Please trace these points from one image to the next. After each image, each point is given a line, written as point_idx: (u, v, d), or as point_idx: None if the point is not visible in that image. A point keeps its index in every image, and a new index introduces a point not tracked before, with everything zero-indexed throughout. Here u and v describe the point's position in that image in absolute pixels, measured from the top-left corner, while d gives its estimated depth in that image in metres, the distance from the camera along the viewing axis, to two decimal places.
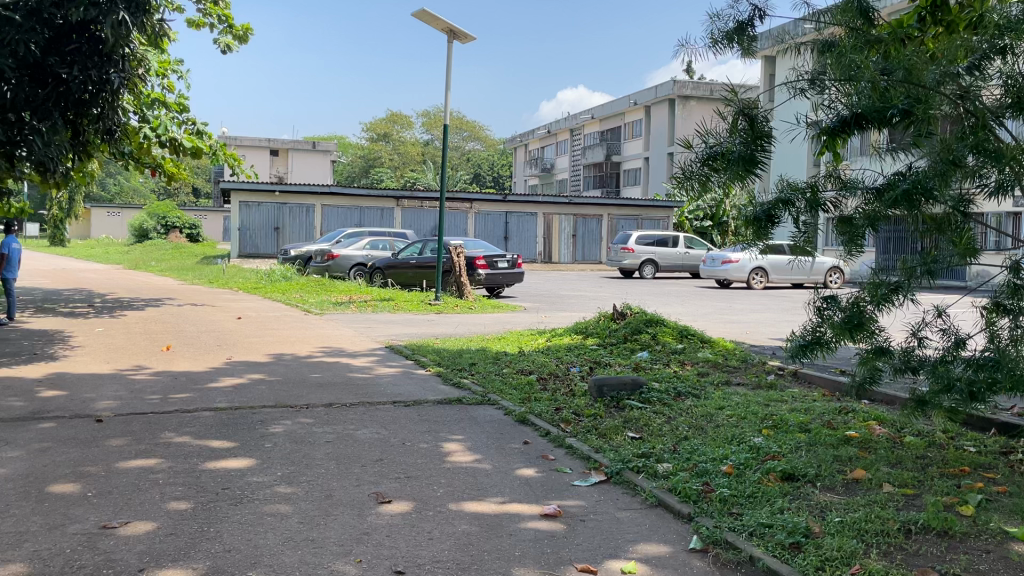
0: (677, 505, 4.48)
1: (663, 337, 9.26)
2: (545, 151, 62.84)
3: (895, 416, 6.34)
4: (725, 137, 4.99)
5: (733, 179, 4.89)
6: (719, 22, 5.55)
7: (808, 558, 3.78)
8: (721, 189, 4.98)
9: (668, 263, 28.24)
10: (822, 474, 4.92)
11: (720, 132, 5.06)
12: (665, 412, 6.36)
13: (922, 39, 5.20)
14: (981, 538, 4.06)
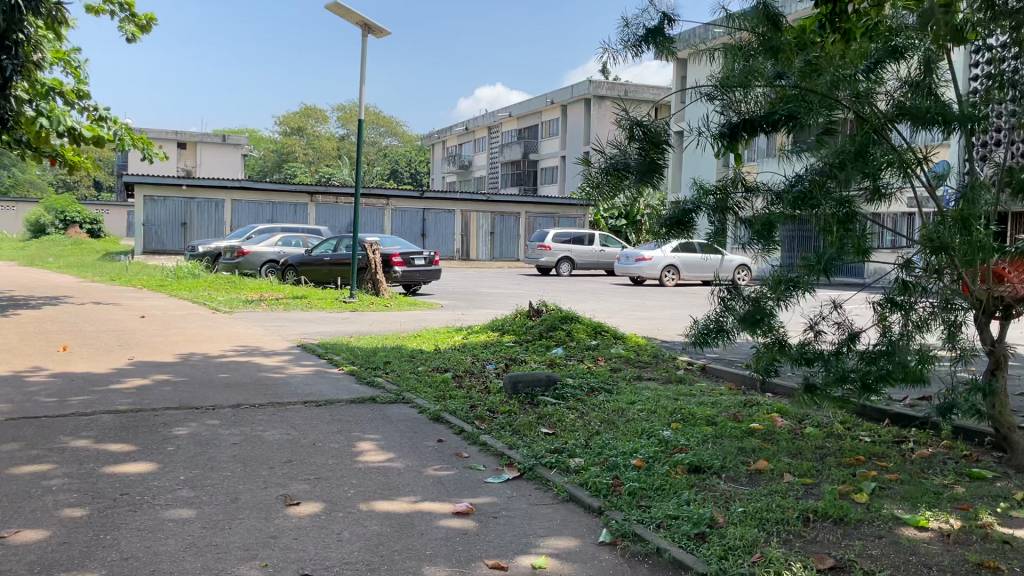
0: (588, 499, 4.54)
1: (577, 333, 9.35)
2: (463, 148, 62.77)
3: (797, 408, 6.60)
4: (626, 148, 5.23)
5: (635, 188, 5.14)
6: (629, 29, 5.80)
7: (711, 548, 3.88)
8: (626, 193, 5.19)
9: (584, 261, 28.61)
10: (727, 466, 5.07)
11: (617, 144, 5.32)
12: (578, 408, 6.44)
13: (824, 44, 5.49)
14: (873, 524, 4.25)
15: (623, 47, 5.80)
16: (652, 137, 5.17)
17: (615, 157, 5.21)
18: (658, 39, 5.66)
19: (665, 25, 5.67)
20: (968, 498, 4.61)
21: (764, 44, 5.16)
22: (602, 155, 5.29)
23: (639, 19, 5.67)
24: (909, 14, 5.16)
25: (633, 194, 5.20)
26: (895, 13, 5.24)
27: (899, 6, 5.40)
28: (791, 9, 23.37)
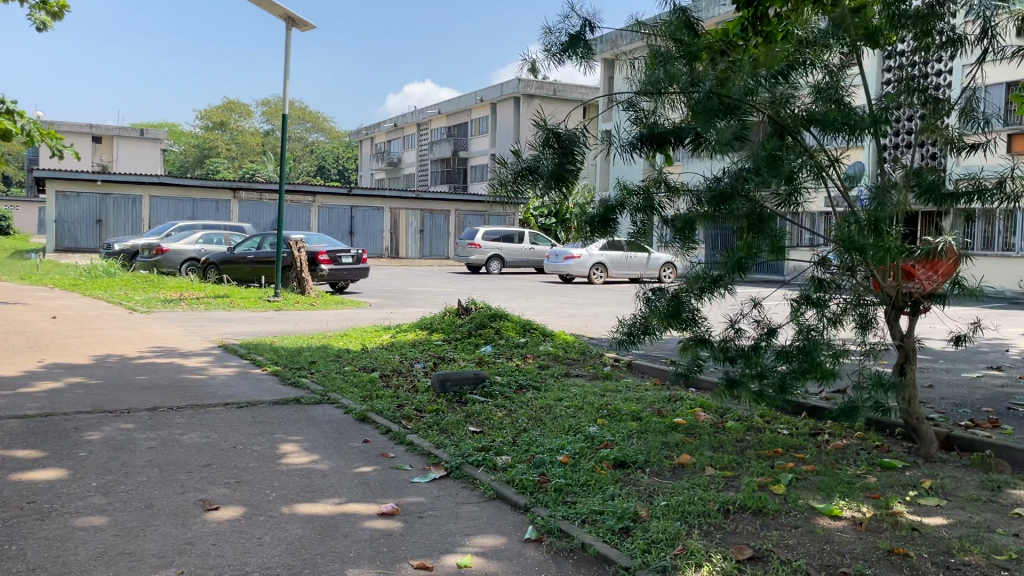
0: (514, 497, 4.56)
1: (506, 331, 9.37)
2: (392, 145, 62.27)
3: (718, 402, 6.76)
4: (540, 153, 5.33)
5: (548, 192, 5.26)
6: (552, 36, 5.93)
7: (635, 542, 3.93)
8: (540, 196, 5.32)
9: (514, 259, 28.72)
10: (651, 460, 5.15)
11: (532, 150, 5.42)
12: (506, 406, 6.45)
13: (744, 48, 5.64)
14: (790, 515, 4.38)
15: (546, 55, 5.95)
16: (568, 142, 5.28)
17: (531, 163, 5.30)
18: (579, 47, 5.79)
19: (586, 31, 5.78)
20: (880, 487, 4.79)
21: (680, 51, 5.31)
22: (517, 161, 5.39)
23: (561, 26, 5.80)
24: (821, 21, 5.34)
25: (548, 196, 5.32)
26: (809, 19, 5.41)
27: (811, 13, 5.60)
28: (712, 13, 23.97)
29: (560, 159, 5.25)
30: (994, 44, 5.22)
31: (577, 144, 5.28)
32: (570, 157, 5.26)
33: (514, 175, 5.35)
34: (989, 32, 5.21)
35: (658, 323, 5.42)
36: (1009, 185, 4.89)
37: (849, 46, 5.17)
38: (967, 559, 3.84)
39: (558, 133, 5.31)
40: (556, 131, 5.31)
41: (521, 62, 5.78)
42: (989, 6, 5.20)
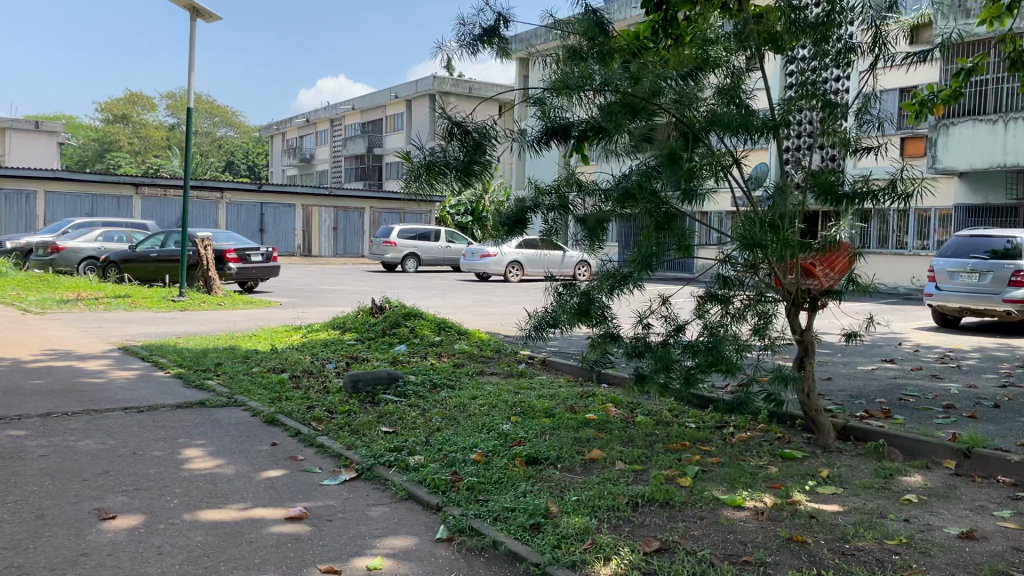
0: (426, 496, 4.53)
1: (421, 329, 9.32)
2: (304, 141, 61.08)
3: (629, 397, 6.89)
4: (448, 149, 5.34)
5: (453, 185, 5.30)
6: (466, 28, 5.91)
7: (546, 538, 3.96)
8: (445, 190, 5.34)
9: (429, 257, 28.59)
10: (563, 456, 5.21)
11: (440, 145, 5.43)
12: (419, 405, 6.41)
13: (655, 49, 5.76)
14: (696, 506, 4.49)
15: (460, 45, 5.92)
16: (476, 136, 5.34)
17: (437, 154, 5.32)
18: (493, 42, 5.81)
19: (501, 25, 5.80)
20: (781, 476, 4.97)
21: (591, 50, 5.41)
22: (422, 152, 5.39)
23: (476, 18, 5.79)
24: (727, 25, 5.49)
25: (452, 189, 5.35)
26: (715, 23, 5.57)
27: (716, 18, 5.77)
28: (622, 15, 24.40)
29: (467, 152, 5.32)
30: (886, 53, 5.47)
31: (485, 139, 5.35)
32: (477, 150, 5.31)
33: (418, 165, 5.32)
34: (881, 41, 5.47)
35: (565, 318, 5.48)
36: (899, 185, 5.14)
37: (753, 48, 5.34)
38: (861, 544, 4.01)
39: (467, 128, 5.37)
40: (463, 125, 5.37)
41: (435, 56, 5.77)
42: (880, 16, 5.46)
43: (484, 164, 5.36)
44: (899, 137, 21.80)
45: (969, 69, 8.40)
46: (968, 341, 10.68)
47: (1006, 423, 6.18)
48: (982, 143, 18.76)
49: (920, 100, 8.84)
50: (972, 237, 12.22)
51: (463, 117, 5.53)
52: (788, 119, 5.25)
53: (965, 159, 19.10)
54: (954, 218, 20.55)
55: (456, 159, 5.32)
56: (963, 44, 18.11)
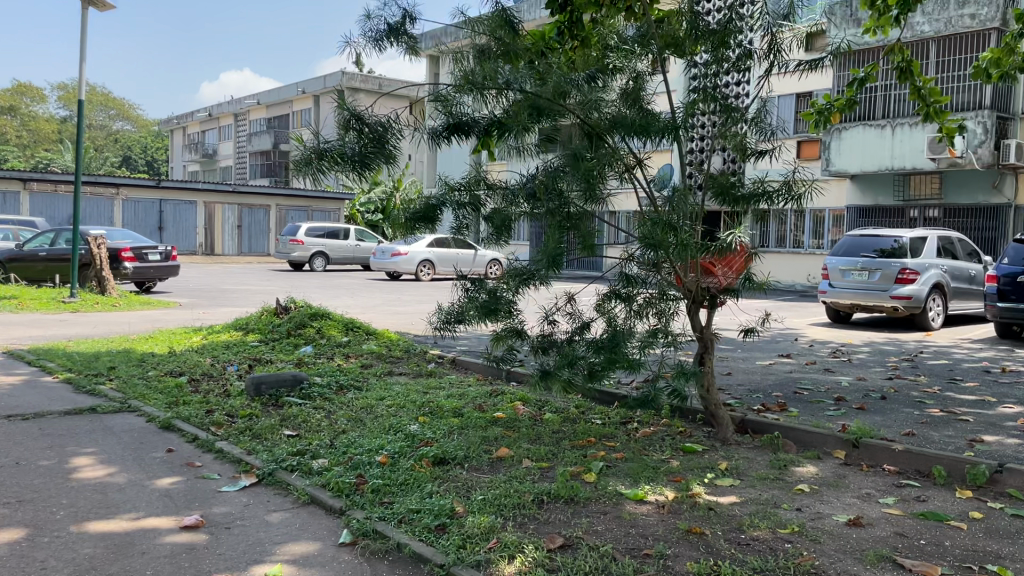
0: (329, 501, 4.45)
1: (328, 330, 9.17)
2: (206, 136, 59.16)
3: (537, 395, 6.94)
4: (346, 138, 5.27)
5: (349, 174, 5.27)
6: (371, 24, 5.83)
7: (451, 539, 3.95)
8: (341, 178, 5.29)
9: (338, 255, 28.15)
10: (470, 456, 5.20)
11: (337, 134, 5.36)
12: (324, 408, 6.29)
13: (562, 50, 5.81)
14: (600, 501, 4.57)
15: (365, 41, 5.84)
16: (374, 128, 5.29)
17: (332, 143, 5.23)
18: (399, 37, 5.75)
19: (406, 23, 5.75)
20: (682, 470, 5.10)
21: (497, 48, 5.42)
22: (319, 141, 5.30)
23: (380, 13, 5.72)
24: (633, 27, 5.58)
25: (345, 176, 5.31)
26: (622, 25, 5.65)
27: (620, 20, 5.88)
28: (531, 16, 24.58)
29: (364, 143, 5.27)
30: (780, 60, 5.67)
31: (385, 133, 5.30)
32: (375, 142, 5.27)
33: (313, 154, 5.23)
34: (776, 48, 5.64)
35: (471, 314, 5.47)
36: (793, 187, 5.35)
37: (654, 53, 5.50)
38: (756, 534, 4.16)
39: (365, 118, 5.31)
40: (361, 115, 5.30)
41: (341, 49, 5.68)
42: (775, 24, 5.63)
43: (381, 155, 5.31)
44: (796, 140, 22.70)
45: (861, 78, 8.74)
46: (858, 336, 11.21)
47: (891, 414, 6.52)
48: (872, 147, 19.72)
49: (819, 108, 9.19)
50: (862, 237, 12.82)
51: (362, 108, 5.46)
52: (687, 122, 5.40)
53: (856, 162, 20.07)
54: (847, 218, 21.53)
55: (352, 149, 5.26)
56: (854, 53, 19.03)
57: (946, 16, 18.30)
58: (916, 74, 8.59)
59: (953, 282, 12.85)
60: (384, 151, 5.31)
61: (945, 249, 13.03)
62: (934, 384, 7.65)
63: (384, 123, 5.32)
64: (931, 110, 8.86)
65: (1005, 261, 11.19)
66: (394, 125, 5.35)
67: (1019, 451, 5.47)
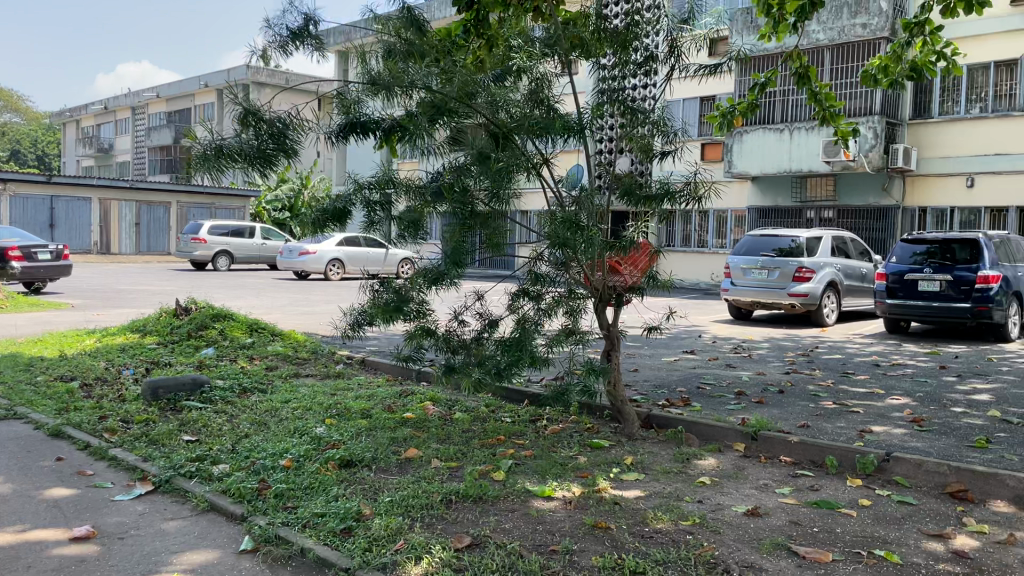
0: (230, 508, 4.33)
1: (232, 332, 8.91)
2: (101, 129, 56.61)
3: (447, 394, 6.93)
4: (244, 134, 5.13)
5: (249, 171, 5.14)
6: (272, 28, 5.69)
7: (356, 542, 3.89)
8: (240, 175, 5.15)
9: (243, 254, 27.41)
10: (377, 457, 5.14)
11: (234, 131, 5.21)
12: (227, 412, 6.11)
13: (469, 51, 5.84)
14: (508, 499, 4.58)
15: (267, 47, 5.69)
16: (273, 124, 5.16)
17: (227, 139, 5.08)
18: (304, 39, 5.63)
19: (310, 25, 5.63)
20: (589, 466, 5.17)
21: (403, 47, 5.37)
22: (213, 137, 5.13)
23: (281, 19, 5.58)
24: (540, 29, 5.67)
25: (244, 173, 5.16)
26: (529, 25, 5.72)
27: (528, 21, 5.93)
28: (440, 14, 24.50)
29: (262, 140, 5.14)
30: (681, 63, 5.79)
31: (284, 129, 5.18)
32: (274, 138, 5.15)
33: (208, 150, 5.06)
34: (676, 52, 5.76)
35: (378, 315, 5.43)
36: (694, 188, 5.50)
37: (560, 54, 5.57)
38: (659, 526, 4.26)
39: (262, 115, 5.18)
40: (258, 111, 5.17)
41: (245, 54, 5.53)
42: (675, 27, 5.78)
43: (280, 152, 5.20)
44: (700, 142, 23.37)
45: (762, 82, 9.03)
46: (758, 332, 11.62)
47: (788, 407, 6.79)
48: (772, 150, 20.47)
49: (723, 111, 9.42)
50: (761, 237, 13.29)
51: (259, 104, 5.32)
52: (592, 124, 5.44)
53: (756, 164, 20.81)
54: (748, 219, 22.31)
55: (249, 145, 5.12)
56: (754, 59, 19.72)
57: (839, 25, 19.19)
58: (812, 80, 8.93)
59: (846, 280, 13.48)
60: (284, 147, 5.19)
61: (838, 248, 13.65)
62: (828, 377, 8.00)
63: (283, 120, 5.22)
64: (826, 114, 9.19)
65: (894, 259, 11.83)
66: (294, 122, 5.25)
67: (904, 440, 5.78)
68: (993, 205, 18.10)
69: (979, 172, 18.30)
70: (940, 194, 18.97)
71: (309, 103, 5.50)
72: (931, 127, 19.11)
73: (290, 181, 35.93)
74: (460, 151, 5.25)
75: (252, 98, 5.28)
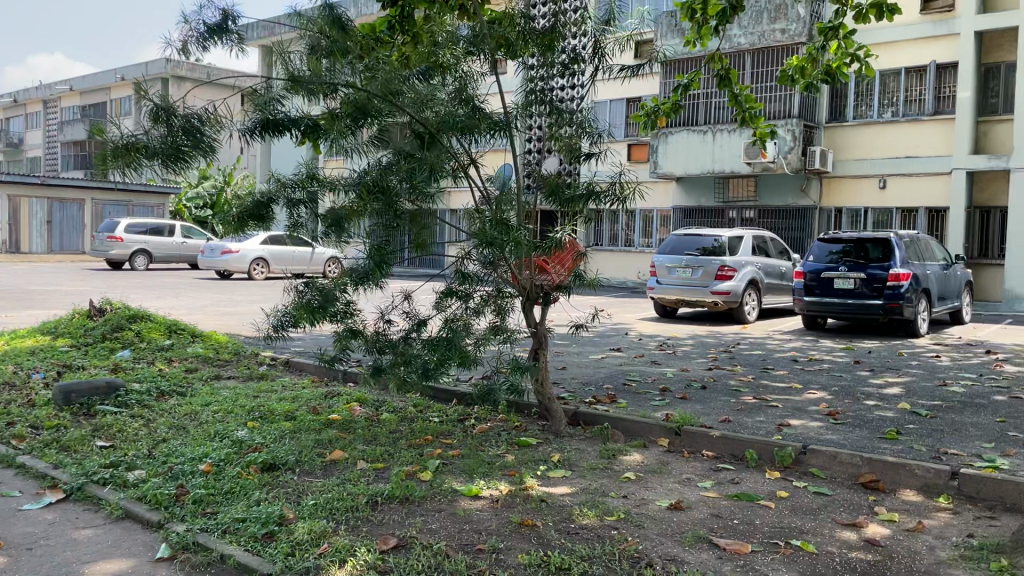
0: (146, 514, 4.20)
1: (149, 333, 8.64)
2: (9, 123, 54.08)
3: (374, 394, 6.86)
4: (155, 131, 4.97)
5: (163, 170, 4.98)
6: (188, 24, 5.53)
7: (278, 546, 3.82)
8: (152, 174, 4.99)
9: (162, 253, 26.59)
10: (301, 460, 5.05)
11: (144, 127, 5.03)
12: (143, 416, 5.91)
13: (393, 47, 5.80)
14: (435, 500, 4.56)
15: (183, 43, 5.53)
16: (185, 121, 5.02)
17: (136, 136, 4.90)
18: (222, 34, 5.50)
19: (228, 22, 5.51)
20: (516, 464, 5.19)
21: (326, 43, 5.29)
22: (122, 132, 4.95)
23: (198, 15, 5.44)
24: (464, 26, 5.68)
25: (156, 171, 5.00)
26: (452, 22, 5.73)
27: (452, 19, 5.90)
28: (366, 11, 24.25)
29: (174, 137, 4.98)
30: (604, 64, 5.74)
31: (199, 127, 5.05)
32: (187, 136, 5.00)
33: (117, 147, 4.87)
34: (601, 52, 5.73)
35: (301, 317, 5.33)
36: (619, 188, 5.53)
37: (486, 54, 5.56)
38: (585, 522, 4.30)
39: (174, 112, 5.02)
40: (170, 108, 5.01)
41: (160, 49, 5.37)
42: (599, 29, 5.71)
43: (195, 150, 5.05)
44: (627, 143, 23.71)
45: (685, 83, 9.20)
46: (683, 329, 11.86)
47: (710, 402, 6.94)
48: (696, 151, 20.90)
49: (647, 111, 9.55)
50: (686, 236, 13.56)
51: (171, 101, 5.16)
52: (515, 123, 5.54)
53: (680, 165, 21.23)
54: (673, 219, 22.72)
55: (161, 142, 4.95)
56: (677, 61, 20.13)
57: (760, 29, 19.74)
58: (733, 82, 9.13)
59: (766, 278, 13.86)
60: (199, 145, 5.05)
61: (759, 247, 14.03)
62: (749, 373, 8.22)
63: (199, 116, 5.07)
64: (747, 116, 9.41)
65: (811, 258, 12.22)
66: (209, 119, 5.11)
67: (821, 432, 5.98)
68: (903, 206, 18.94)
69: (890, 174, 19.08)
70: (855, 195, 19.68)
71: (228, 99, 5.38)
72: (847, 130, 19.79)
73: (212, 178, 34.98)
74: (384, 149, 5.30)
75: (164, 94, 5.11)
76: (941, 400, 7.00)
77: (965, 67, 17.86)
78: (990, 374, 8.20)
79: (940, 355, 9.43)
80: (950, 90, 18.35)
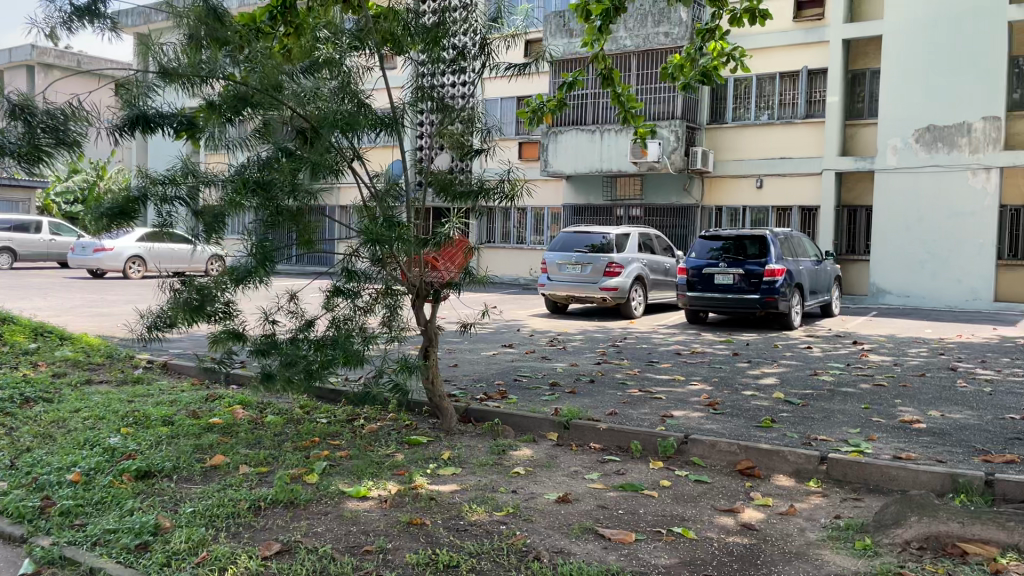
0: (6, 530, 3.95)
1: (11, 337, 8.10)
2: None
3: (259, 397, 6.66)
4: (11, 127, 4.71)
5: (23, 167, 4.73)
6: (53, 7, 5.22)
7: (153, 556, 3.66)
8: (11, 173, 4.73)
9: (28, 251, 24.98)
10: (179, 466, 4.85)
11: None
12: (4, 425, 5.54)
13: (275, 40, 5.66)
14: (321, 502, 4.47)
15: (48, 28, 5.22)
16: (47, 118, 4.79)
17: None
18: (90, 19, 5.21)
19: (98, 5, 5.22)
20: (406, 463, 5.14)
21: (204, 33, 5.11)
22: None
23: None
24: (350, 20, 5.60)
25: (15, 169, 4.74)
26: (337, 15, 5.64)
27: (337, 11, 5.80)
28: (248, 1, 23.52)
29: (34, 133, 4.74)
30: (492, 62, 5.73)
31: (63, 123, 4.82)
32: (49, 133, 4.77)
33: None
34: (487, 50, 5.70)
35: (179, 317, 5.12)
36: (507, 186, 5.57)
37: (371, 48, 5.51)
38: (474, 519, 4.30)
39: (35, 109, 4.78)
40: (30, 105, 4.76)
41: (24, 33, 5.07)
42: (486, 28, 5.67)
43: (58, 147, 4.81)
44: (517, 141, 23.92)
45: (570, 82, 9.32)
46: (573, 325, 12.06)
47: (598, 395, 7.09)
48: (585, 150, 21.28)
49: (533, 108, 9.60)
50: (576, 233, 13.79)
51: (32, 96, 4.89)
52: (402, 119, 5.51)
53: (569, 163, 21.58)
54: (563, 216, 23.02)
55: (19, 139, 4.69)
56: (565, 61, 20.46)
57: (644, 32, 20.27)
58: (616, 81, 9.32)
59: (652, 274, 14.26)
60: (64, 142, 4.82)
61: (645, 244, 14.42)
62: (635, 366, 8.45)
63: (61, 113, 4.83)
64: (628, 116, 9.64)
65: (693, 254, 12.65)
66: (74, 115, 4.87)
67: (701, 422, 6.21)
68: (779, 205, 19.90)
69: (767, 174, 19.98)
70: (735, 194, 20.52)
71: (95, 92, 5.11)
72: (727, 132, 20.59)
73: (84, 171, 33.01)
74: (264, 143, 5.17)
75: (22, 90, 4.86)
76: (812, 389, 7.39)
77: (833, 74, 18.89)
78: (856, 363, 8.72)
79: (812, 346, 9.95)
80: (820, 95, 19.38)
